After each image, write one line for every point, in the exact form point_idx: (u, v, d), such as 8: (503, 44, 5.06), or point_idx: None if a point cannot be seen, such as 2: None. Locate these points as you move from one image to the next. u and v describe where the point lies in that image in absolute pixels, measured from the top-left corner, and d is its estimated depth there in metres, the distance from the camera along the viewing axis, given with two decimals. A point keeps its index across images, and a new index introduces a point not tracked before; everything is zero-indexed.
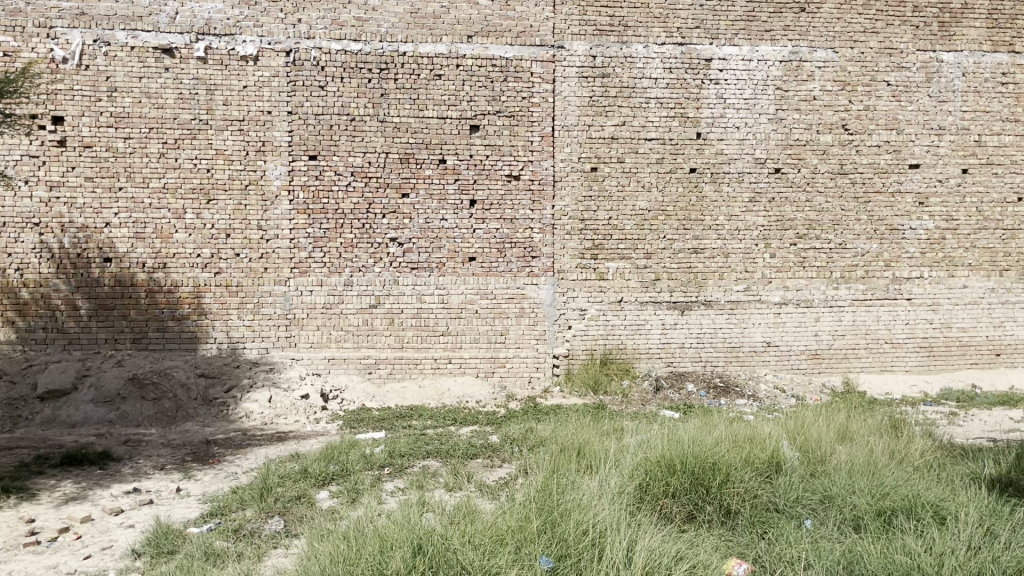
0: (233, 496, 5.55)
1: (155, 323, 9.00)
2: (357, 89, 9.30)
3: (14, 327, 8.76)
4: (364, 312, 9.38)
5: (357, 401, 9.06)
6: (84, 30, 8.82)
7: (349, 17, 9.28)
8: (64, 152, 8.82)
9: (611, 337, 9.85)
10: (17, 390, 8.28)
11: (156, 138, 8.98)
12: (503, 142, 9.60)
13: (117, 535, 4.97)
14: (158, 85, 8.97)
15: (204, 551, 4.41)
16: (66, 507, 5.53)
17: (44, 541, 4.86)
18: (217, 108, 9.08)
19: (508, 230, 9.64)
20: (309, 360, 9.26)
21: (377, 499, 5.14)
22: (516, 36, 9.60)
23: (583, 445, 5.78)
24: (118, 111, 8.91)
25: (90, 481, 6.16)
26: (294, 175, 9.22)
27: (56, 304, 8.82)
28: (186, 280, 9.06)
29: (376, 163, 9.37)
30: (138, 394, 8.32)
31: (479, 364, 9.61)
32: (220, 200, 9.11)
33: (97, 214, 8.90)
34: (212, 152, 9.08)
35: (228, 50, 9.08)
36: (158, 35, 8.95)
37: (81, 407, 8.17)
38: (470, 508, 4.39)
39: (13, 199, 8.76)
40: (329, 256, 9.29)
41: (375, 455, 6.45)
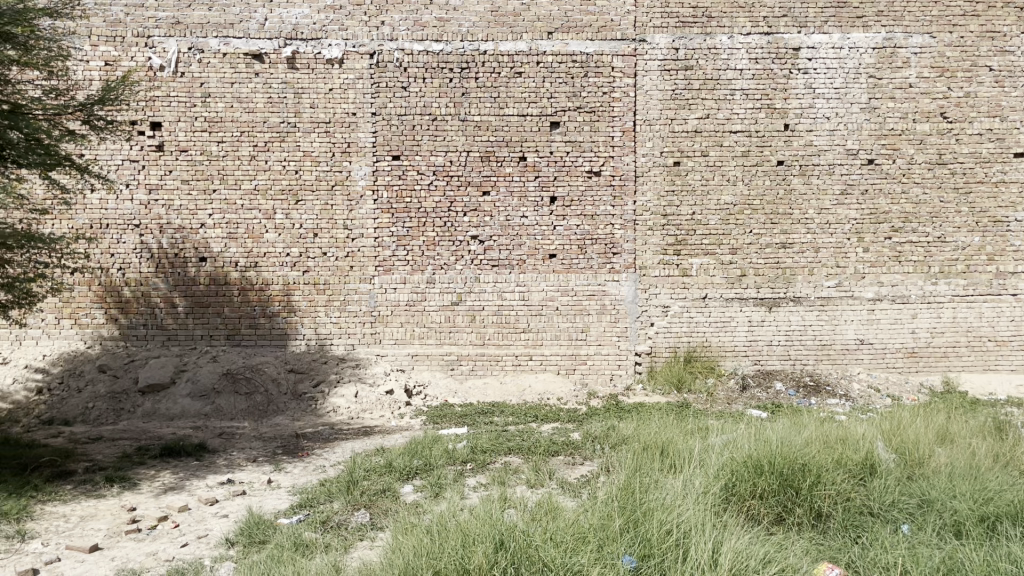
0: (321, 488, 5.70)
1: (247, 320, 9.31)
2: (439, 88, 9.41)
3: (116, 324, 9.18)
4: (446, 308, 9.49)
5: (440, 397, 9.14)
6: (179, 39, 9.19)
7: (431, 18, 9.42)
8: (163, 156, 9.21)
9: (696, 334, 9.69)
10: (120, 383, 8.69)
11: (247, 141, 9.28)
12: (584, 138, 9.56)
13: (212, 524, 5.17)
14: (248, 90, 9.26)
15: (293, 541, 4.55)
16: (165, 497, 5.78)
17: (145, 528, 5.11)
18: (304, 111, 9.33)
19: (589, 226, 9.59)
20: (393, 356, 9.42)
21: (460, 495, 5.19)
22: (597, 31, 9.55)
23: (667, 444, 5.71)
24: (212, 115, 9.24)
25: (188, 472, 6.44)
26: (379, 175, 9.39)
27: (155, 302, 9.23)
28: (276, 279, 9.33)
29: (458, 162, 9.45)
30: (232, 388, 8.66)
31: (561, 361, 9.59)
32: (308, 201, 9.35)
33: (193, 215, 9.26)
34: (300, 154, 9.33)
35: (314, 54, 9.32)
36: (248, 41, 9.25)
37: (179, 401, 8.54)
38: (552, 505, 4.39)
39: (115, 202, 9.20)
40: (412, 253, 9.44)
41: (458, 450, 6.51)
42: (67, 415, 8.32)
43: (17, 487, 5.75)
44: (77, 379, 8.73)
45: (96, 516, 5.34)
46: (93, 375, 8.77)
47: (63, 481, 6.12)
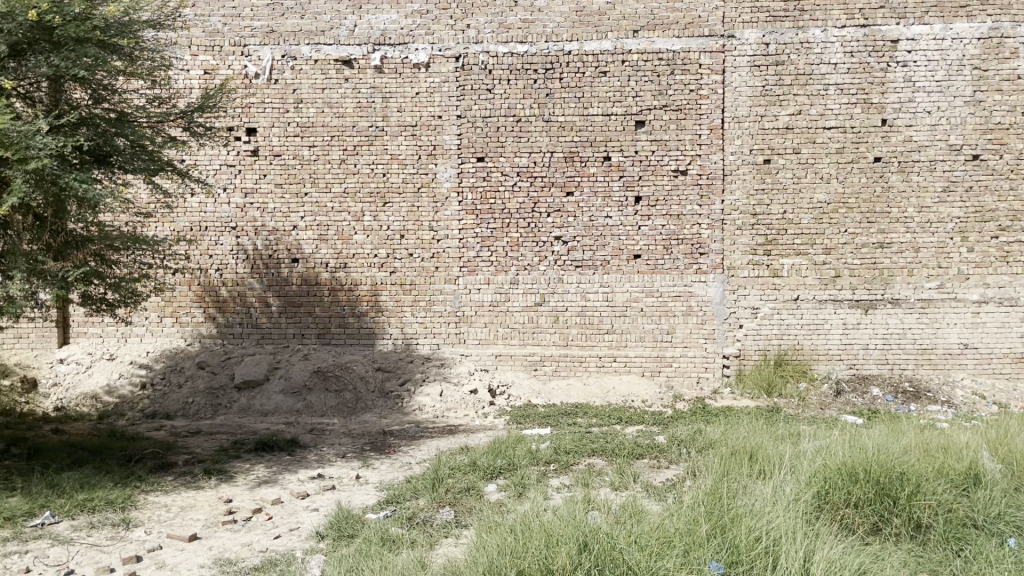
0: (408, 484, 5.80)
1: (337, 319, 9.55)
2: (524, 90, 9.45)
3: (214, 322, 9.56)
4: (530, 309, 9.52)
5: (523, 397, 9.21)
6: (273, 47, 9.50)
7: (516, 20, 9.46)
8: (258, 160, 9.54)
9: (787, 337, 9.43)
10: (218, 379, 9.05)
11: (337, 145, 9.51)
12: (671, 137, 9.43)
13: (303, 517, 5.32)
14: (338, 95, 9.50)
15: (381, 536, 4.65)
16: (259, 490, 5.99)
17: (240, 519, 5.30)
18: (392, 115, 9.51)
19: (675, 226, 9.46)
20: (477, 356, 9.50)
21: (543, 495, 5.19)
22: (684, 28, 9.41)
23: (755, 449, 5.58)
24: (304, 121, 9.51)
25: (280, 466, 6.65)
26: (464, 176, 9.50)
27: (250, 302, 9.56)
28: (365, 280, 9.54)
29: (542, 162, 9.47)
30: (323, 386, 8.92)
31: (645, 363, 9.48)
32: (395, 203, 9.53)
33: (285, 217, 9.55)
34: (387, 157, 9.51)
35: (402, 59, 9.49)
36: (338, 48, 9.49)
37: (272, 397, 8.84)
38: (637, 508, 4.35)
39: (213, 206, 9.57)
40: (496, 254, 9.50)
41: (541, 451, 6.51)
42: (168, 409, 8.74)
43: (123, 477, 6.05)
44: (177, 375, 9.13)
45: (195, 507, 5.57)
46: (192, 371, 9.16)
47: (164, 472, 6.41)
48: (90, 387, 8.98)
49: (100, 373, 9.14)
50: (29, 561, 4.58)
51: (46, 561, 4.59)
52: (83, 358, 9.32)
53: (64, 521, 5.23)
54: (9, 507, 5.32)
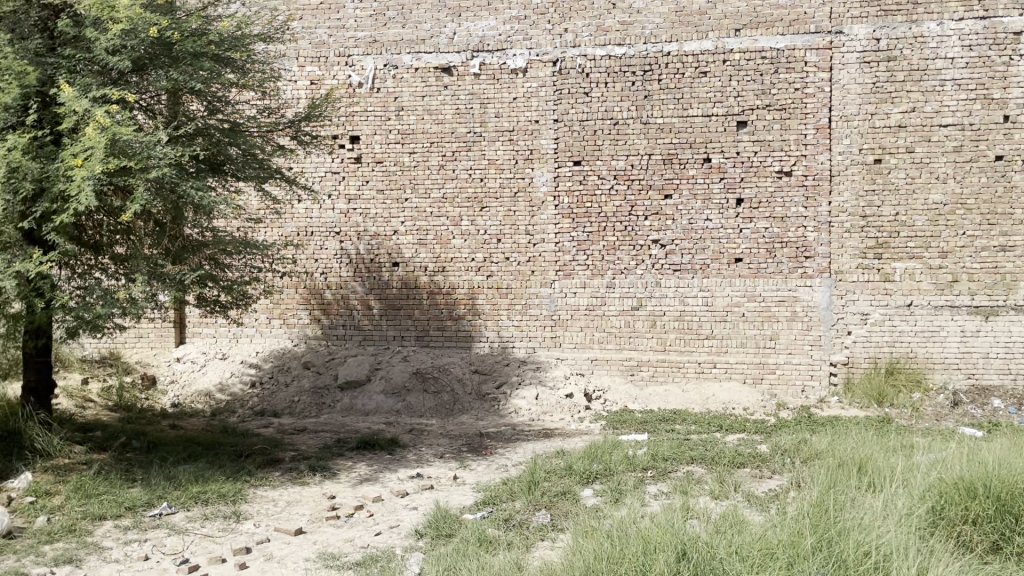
0: (504, 486, 5.84)
1: (435, 322, 9.72)
2: (621, 92, 9.40)
3: (319, 324, 9.88)
4: (627, 313, 9.43)
5: (620, 402, 9.15)
6: (376, 56, 9.76)
7: (614, 23, 9.41)
8: (360, 167, 9.81)
9: (899, 344, 9.02)
10: (322, 379, 9.37)
11: (436, 151, 9.68)
12: (774, 137, 9.19)
13: (402, 515, 5.44)
14: (438, 102, 9.67)
15: (478, 537, 4.70)
16: (361, 487, 6.16)
17: (344, 515, 5.46)
18: (489, 120, 9.61)
19: (779, 229, 9.20)
20: (573, 360, 9.50)
21: (640, 502, 5.14)
22: (789, 25, 9.16)
23: (864, 460, 5.37)
24: (404, 128, 9.73)
25: (381, 464, 6.82)
26: (560, 180, 9.51)
27: (353, 304, 9.84)
28: (463, 283, 9.68)
29: (640, 165, 9.39)
30: (421, 387, 9.13)
31: (747, 370, 9.26)
32: (492, 207, 9.62)
33: (386, 223, 9.78)
34: (484, 162, 9.61)
35: (500, 65, 9.59)
36: (438, 55, 9.67)
37: (373, 397, 9.10)
38: (738, 517, 4.25)
39: (319, 212, 9.90)
40: (592, 258, 9.47)
41: (639, 456, 6.44)
42: (276, 407, 9.11)
43: (234, 472, 6.33)
44: (285, 374, 9.49)
45: (301, 502, 5.78)
46: (298, 371, 9.50)
47: (272, 468, 6.67)
48: (204, 384, 9.44)
49: (213, 371, 9.58)
50: (147, 549, 4.86)
51: (163, 549, 4.85)
52: (197, 357, 9.79)
53: (180, 512, 5.52)
54: (131, 497, 5.64)
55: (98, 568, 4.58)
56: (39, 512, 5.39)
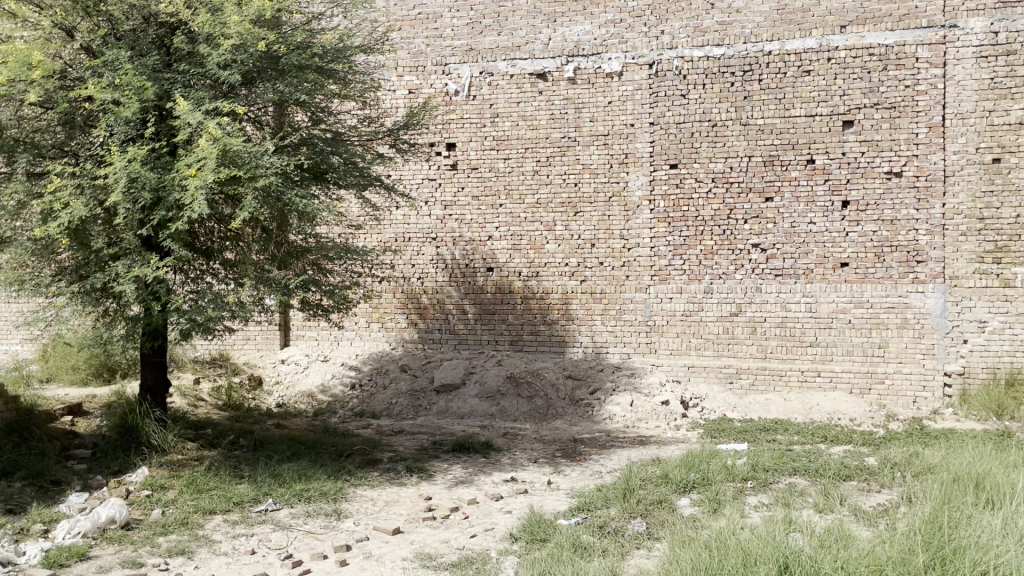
0: (599, 492, 5.80)
1: (529, 327, 9.75)
2: (720, 93, 9.23)
3: (416, 328, 10.07)
4: (725, 320, 9.23)
5: (718, 410, 8.93)
6: (472, 64, 9.89)
7: (712, 23, 9.26)
8: (456, 174, 9.96)
9: (1021, 353, 8.53)
10: (418, 382, 9.53)
11: (531, 157, 9.72)
12: (882, 137, 8.84)
13: (497, 518, 5.48)
14: (533, 108, 9.72)
15: (572, 542, 4.69)
16: (456, 489, 6.24)
17: (440, 516, 5.54)
18: (584, 125, 9.59)
19: (888, 232, 8.84)
20: (669, 367, 9.35)
21: (740, 513, 5.01)
22: (898, 20, 8.80)
23: (982, 475, 5.09)
24: (499, 134, 9.81)
25: (476, 467, 6.88)
26: (656, 184, 9.40)
27: (449, 309, 9.99)
28: (556, 288, 9.68)
29: (739, 168, 9.19)
30: (515, 391, 9.17)
31: (853, 379, 8.91)
32: (587, 212, 9.59)
33: (482, 228, 9.88)
34: (579, 167, 9.60)
35: (595, 69, 9.56)
36: (534, 61, 9.72)
37: (468, 400, 9.20)
38: (844, 531, 4.11)
39: (416, 218, 10.10)
40: (689, 263, 9.32)
41: (738, 466, 6.29)
42: (375, 409, 9.32)
43: (335, 471, 6.51)
44: (383, 377, 9.71)
45: (398, 502, 5.89)
46: (396, 373, 9.71)
47: (370, 468, 6.83)
48: (307, 386, 9.75)
49: (315, 373, 9.90)
50: (254, 543, 5.06)
51: (268, 544, 5.04)
52: (301, 359, 10.14)
53: (284, 508, 5.72)
54: (238, 493, 5.89)
55: (209, 560, 4.79)
56: (155, 505, 5.68)
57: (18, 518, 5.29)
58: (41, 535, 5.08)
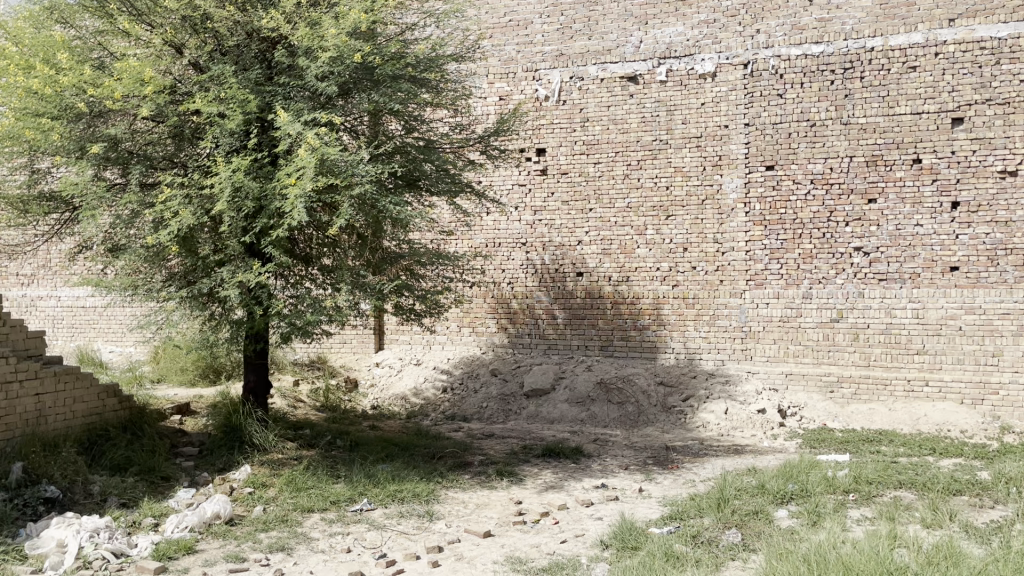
0: (693, 501, 5.69)
1: (620, 332, 9.67)
2: (818, 92, 8.96)
3: (506, 332, 10.12)
4: (825, 326, 8.93)
5: (818, 420, 8.65)
6: (562, 69, 9.90)
7: (810, 20, 9.01)
8: (546, 179, 9.98)
9: None
10: (509, 386, 9.59)
11: (622, 160, 9.65)
12: (995, 134, 8.40)
13: (588, 525, 5.46)
14: (624, 111, 9.66)
15: (665, 551, 4.63)
16: (547, 494, 6.24)
17: (530, 521, 5.55)
18: (676, 127, 9.46)
19: (1001, 234, 8.38)
20: (765, 374, 9.11)
21: (841, 526, 4.84)
22: (1012, 11, 8.36)
23: None
24: (590, 138, 9.79)
25: (566, 473, 6.87)
26: (751, 186, 9.19)
27: (538, 314, 9.99)
28: (647, 293, 9.56)
29: (840, 168, 8.89)
30: (605, 397, 9.12)
31: (964, 389, 8.46)
32: (679, 216, 9.45)
33: (572, 233, 9.87)
34: (671, 170, 9.47)
35: (688, 70, 9.43)
36: (624, 65, 9.66)
37: (558, 406, 9.21)
38: (954, 548, 3.93)
39: (506, 223, 10.16)
40: (786, 267, 9.06)
41: (839, 478, 6.06)
42: (466, 412, 9.44)
43: (427, 473, 6.62)
44: (474, 381, 9.81)
45: (489, 505, 5.93)
46: (486, 378, 9.79)
47: (462, 471, 6.90)
48: (400, 388, 9.95)
49: (408, 376, 10.09)
50: (350, 541, 5.19)
51: (363, 543, 5.16)
52: (394, 362, 10.36)
53: (379, 509, 5.84)
54: (335, 492, 6.05)
55: (306, 557, 4.94)
56: (257, 502, 5.90)
57: (132, 511, 5.58)
58: (152, 528, 5.34)
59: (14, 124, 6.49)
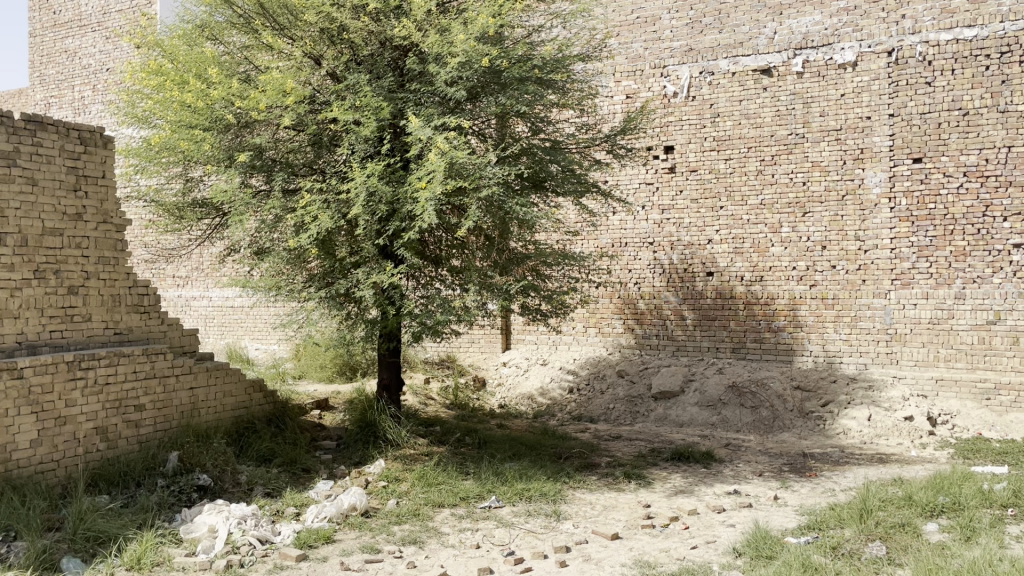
0: (832, 511, 5.44)
1: (753, 334, 9.36)
2: (972, 79, 8.38)
3: (633, 333, 10.00)
4: (980, 328, 8.34)
5: (972, 429, 8.05)
6: (692, 64, 9.70)
7: (962, 2, 8.46)
8: (674, 177, 9.80)
9: None
10: (636, 388, 9.49)
11: (755, 156, 9.35)
12: None
13: (719, 531, 5.31)
14: (757, 105, 9.36)
15: (803, 562, 4.44)
16: (676, 498, 6.12)
17: (659, 525, 5.47)
18: (814, 120, 9.08)
19: None
20: (913, 379, 8.60)
21: (998, 543, 4.51)
22: None
23: None
24: (720, 134, 9.54)
25: (696, 477, 6.72)
26: (897, 180, 8.70)
27: (667, 314, 9.82)
28: (783, 293, 9.22)
29: (996, 159, 8.28)
30: (738, 401, 8.88)
31: None
32: (816, 212, 9.06)
33: (702, 232, 9.64)
34: (808, 165, 9.10)
35: (826, 61, 9.03)
36: (757, 57, 9.36)
37: (687, 408, 9.04)
38: None
39: (633, 222, 10.04)
40: (936, 266, 8.52)
41: (997, 491, 5.63)
42: (593, 413, 9.41)
43: (554, 472, 6.63)
44: (600, 382, 9.75)
45: (617, 508, 5.88)
46: (613, 379, 9.71)
47: (589, 472, 6.88)
48: (527, 388, 10.02)
49: (535, 376, 10.14)
50: (479, 538, 5.27)
51: (492, 539, 5.23)
52: (521, 362, 10.44)
53: (506, 506, 5.91)
54: (464, 489, 6.16)
55: (437, 551, 5.05)
56: (390, 495, 6.09)
57: (275, 501, 5.88)
58: (294, 517, 5.61)
59: (171, 137, 6.99)
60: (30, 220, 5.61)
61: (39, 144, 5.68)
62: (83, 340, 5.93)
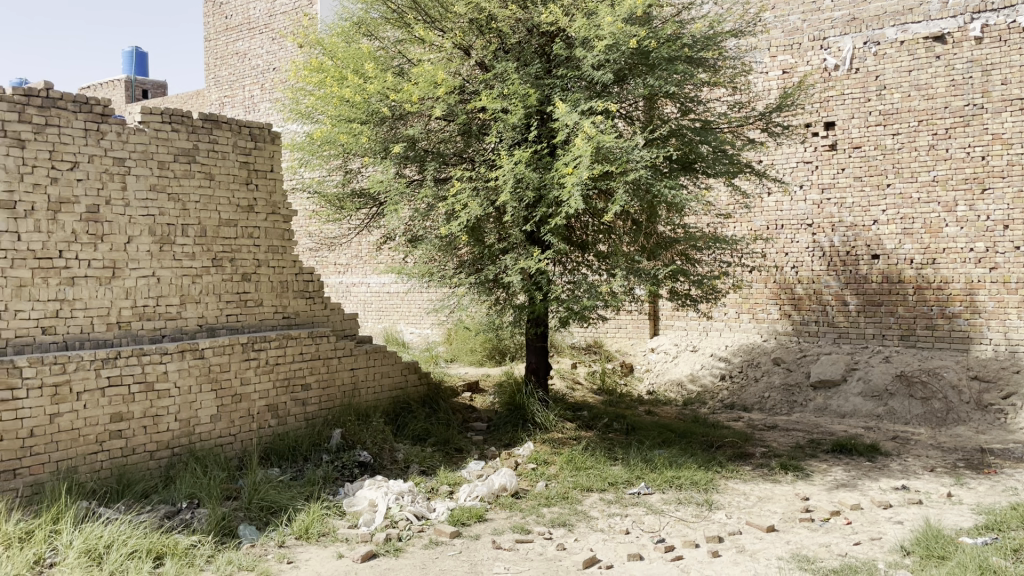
0: (1013, 512, 5.02)
1: (924, 320, 8.75)
2: None
3: (790, 319, 9.61)
4: None
5: None
6: (855, 35, 9.17)
7: None
8: (836, 154, 9.32)
9: None
10: (793, 376, 9.14)
11: (926, 130, 8.74)
12: None
13: (885, 528, 5.03)
14: (928, 75, 8.72)
15: (980, 564, 4.14)
16: (837, 492, 5.85)
17: (818, 519, 5.25)
18: (994, 89, 8.36)
19: None
20: None
21: None
22: None
23: None
24: (887, 108, 8.98)
25: (860, 471, 6.39)
26: None
27: (827, 300, 9.37)
28: (958, 277, 8.56)
29: None
30: (907, 392, 8.37)
31: None
32: (997, 189, 8.36)
33: (866, 212, 9.12)
34: (988, 137, 8.40)
35: (1008, 24, 8.28)
36: (929, 24, 8.72)
37: (850, 399, 8.62)
38: None
39: (790, 203, 9.62)
40: None
41: None
42: (747, 402, 9.18)
43: (706, 461, 6.50)
44: (755, 369, 9.47)
45: (772, 499, 5.69)
46: (769, 366, 9.40)
47: (743, 461, 6.70)
48: (676, 374, 9.83)
49: (684, 363, 9.93)
50: (629, 523, 5.25)
51: (642, 526, 5.19)
52: (670, 348, 10.26)
53: (656, 493, 5.86)
54: (613, 474, 6.16)
55: (587, 534, 5.08)
56: (540, 478, 6.18)
57: (430, 479, 6.10)
58: (448, 495, 5.80)
59: (332, 131, 7.34)
60: (208, 213, 6.06)
61: (215, 142, 6.12)
62: (256, 324, 6.36)
